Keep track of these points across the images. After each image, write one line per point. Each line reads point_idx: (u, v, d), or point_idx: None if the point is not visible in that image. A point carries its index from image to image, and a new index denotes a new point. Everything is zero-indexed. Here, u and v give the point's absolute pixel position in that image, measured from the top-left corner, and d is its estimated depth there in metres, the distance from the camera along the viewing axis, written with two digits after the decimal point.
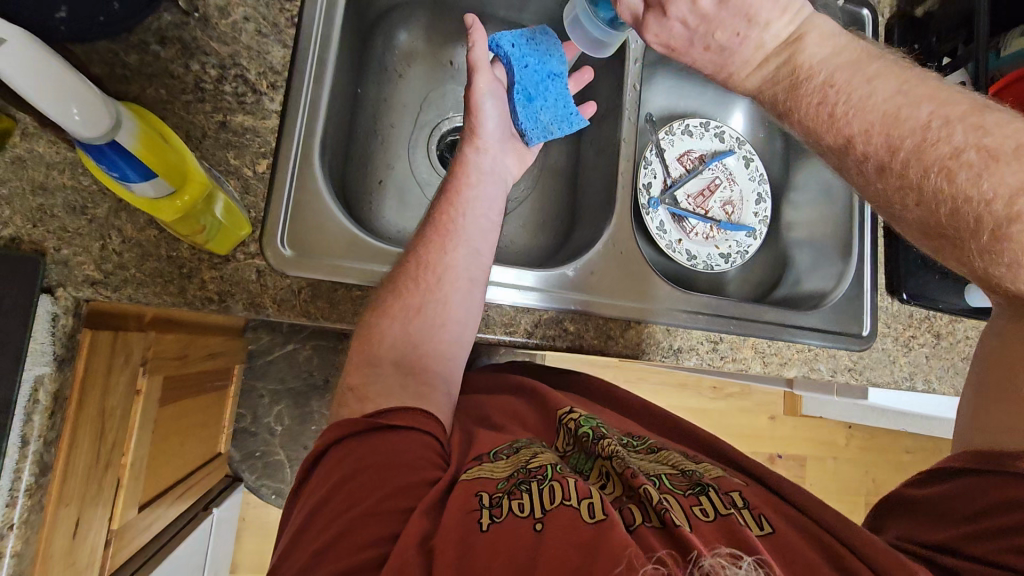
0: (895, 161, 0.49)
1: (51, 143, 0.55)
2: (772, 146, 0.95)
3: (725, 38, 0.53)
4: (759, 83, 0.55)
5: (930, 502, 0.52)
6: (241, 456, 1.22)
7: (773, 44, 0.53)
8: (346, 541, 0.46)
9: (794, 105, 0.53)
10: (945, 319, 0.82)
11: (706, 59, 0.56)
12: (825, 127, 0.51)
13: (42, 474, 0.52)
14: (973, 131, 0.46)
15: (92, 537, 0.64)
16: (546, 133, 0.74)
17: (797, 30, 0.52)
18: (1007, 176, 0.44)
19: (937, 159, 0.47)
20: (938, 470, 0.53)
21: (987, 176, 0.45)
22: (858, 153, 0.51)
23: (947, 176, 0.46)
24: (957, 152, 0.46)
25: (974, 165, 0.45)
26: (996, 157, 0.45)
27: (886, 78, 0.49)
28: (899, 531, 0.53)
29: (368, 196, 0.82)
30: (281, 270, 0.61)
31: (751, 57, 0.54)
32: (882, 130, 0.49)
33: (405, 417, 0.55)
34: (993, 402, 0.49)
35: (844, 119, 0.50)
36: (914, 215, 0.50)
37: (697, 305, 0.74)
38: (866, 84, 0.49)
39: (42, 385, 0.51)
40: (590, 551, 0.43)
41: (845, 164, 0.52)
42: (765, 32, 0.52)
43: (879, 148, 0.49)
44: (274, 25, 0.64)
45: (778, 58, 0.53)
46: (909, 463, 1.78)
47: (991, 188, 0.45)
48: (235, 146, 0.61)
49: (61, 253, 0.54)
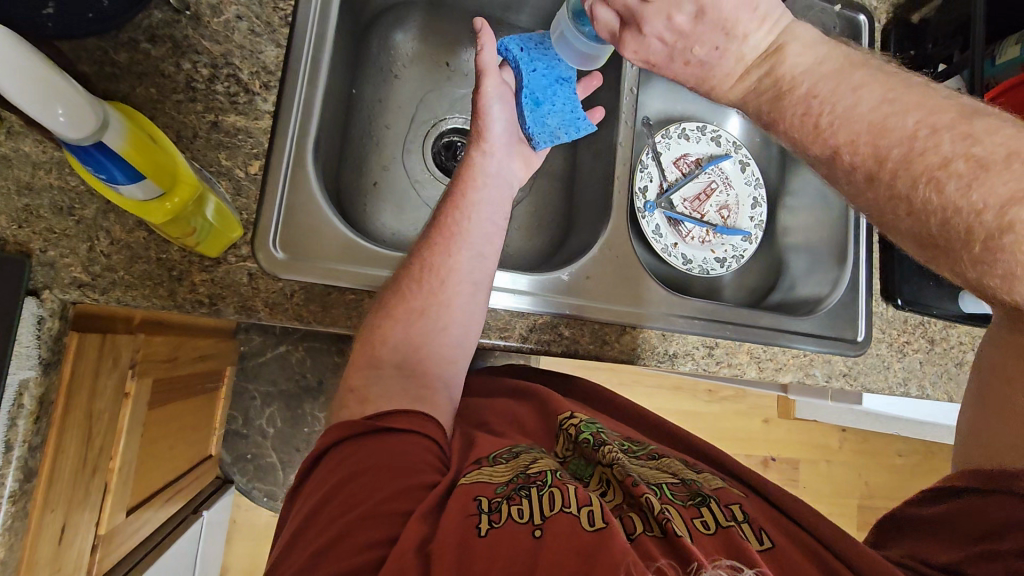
0: (884, 171, 0.48)
1: (38, 142, 0.54)
2: (768, 150, 0.95)
3: (704, 53, 0.53)
4: (743, 92, 0.54)
5: (935, 522, 0.53)
6: (232, 458, 1.21)
7: (753, 55, 0.53)
8: (344, 544, 0.45)
9: (777, 117, 0.53)
10: (939, 325, 0.82)
11: (688, 73, 0.56)
12: (811, 138, 0.51)
13: (26, 480, 0.51)
14: (962, 140, 0.45)
15: (78, 542, 0.63)
16: (554, 138, 0.72)
17: (777, 40, 0.52)
18: (997, 186, 0.43)
19: (926, 170, 0.46)
20: (936, 488, 0.54)
21: (977, 186, 0.44)
22: (846, 165, 0.50)
23: (936, 188, 0.46)
24: (946, 163, 0.45)
25: (963, 175, 0.45)
26: (987, 167, 0.44)
27: (873, 86, 0.49)
28: (905, 550, 0.54)
29: (362, 197, 0.81)
30: (273, 273, 0.60)
31: (733, 70, 0.54)
32: (869, 139, 0.48)
33: (404, 420, 0.54)
34: (995, 420, 0.49)
35: (829, 130, 0.50)
36: (905, 226, 0.49)
37: (693, 310, 0.74)
38: (851, 94, 0.49)
39: (27, 389, 0.50)
40: (590, 559, 0.42)
41: (834, 174, 0.52)
42: (744, 45, 0.52)
43: (866, 160, 0.49)
44: (268, 23, 0.63)
45: (757, 70, 0.53)
46: (902, 466, 1.79)
47: (981, 199, 0.44)
48: (227, 146, 0.60)
49: (48, 255, 0.53)
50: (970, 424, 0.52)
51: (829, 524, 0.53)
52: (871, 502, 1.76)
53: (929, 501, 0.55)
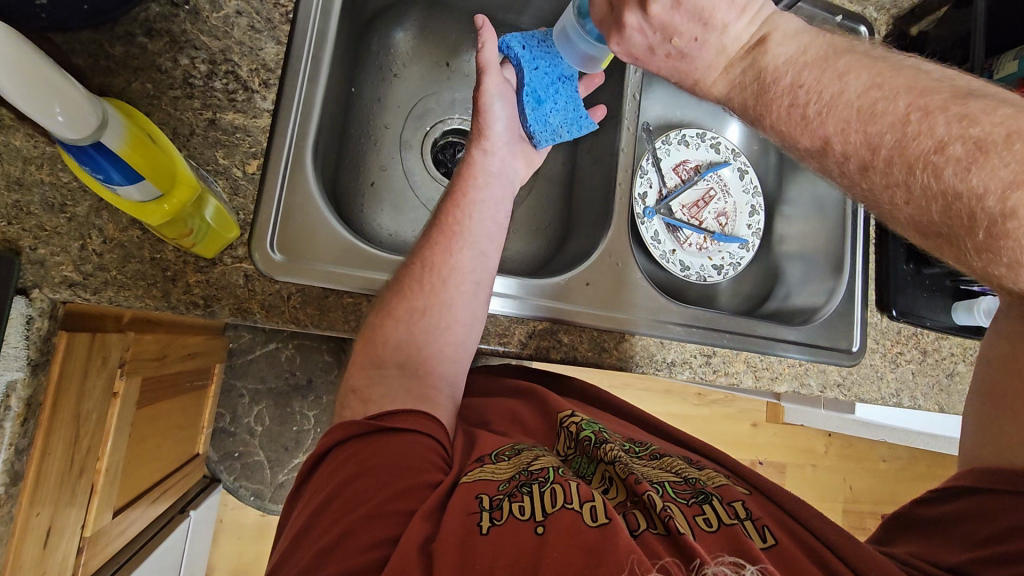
0: (878, 159, 0.46)
1: (28, 136, 0.52)
2: (767, 158, 0.96)
3: (684, 44, 0.51)
4: (727, 88, 0.52)
5: (947, 521, 0.54)
6: (219, 456, 1.19)
7: (735, 47, 0.51)
8: (349, 543, 0.44)
9: (764, 110, 0.50)
10: (932, 335, 0.83)
11: (670, 66, 0.54)
12: (800, 130, 0.49)
13: (13, 484, 0.50)
14: (958, 122, 0.43)
15: (63, 545, 0.62)
16: (556, 136, 0.73)
17: (759, 30, 0.50)
18: (1000, 168, 0.41)
19: (922, 154, 0.44)
20: (947, 488, 0.55)
21: (977, 169, 0.42)
22: (838, 154, 0.48)
23: (934, 173, 0.43)
24: (942, 146, 0.43)
25: (961, 159, 0.42)
26: (985, 149, 0.42)
27: (858, 72, 0.47)
28: (910, 548, 0.55)
29: (359, 197, 0.80)
30: (270, 274, 0.59)
31: (714, 62, 0.52)
32: (859, 127, 0.46)
33: (404, 420, 0.54)
34: (1009, 421, 0.51)
35: (817, 120, 0.48)
36: (905, 214, 0.47)
37: (689, 317, 0.74)
38: (837, 81, 0.47)
39: (14, 390, 0.49)
40: (596, 554, 0.42)
41: (826, 166, 0.50)
42: (724, 35, 0.50)
43: (859, 148, 0.46)
44: (268, 20, 0.62)
45: (740, 63, 0.51)
46: (886, 470, 1.82)
47: (982, 183, 0.41)
48: (224, 145, 0.59)
49: (38, 253, 0.52)
50: (981, 427, 0.54)
51: (829, 526, 0.53)
52: (857, 506, 1.78)
53: (940, 500, 0.55)
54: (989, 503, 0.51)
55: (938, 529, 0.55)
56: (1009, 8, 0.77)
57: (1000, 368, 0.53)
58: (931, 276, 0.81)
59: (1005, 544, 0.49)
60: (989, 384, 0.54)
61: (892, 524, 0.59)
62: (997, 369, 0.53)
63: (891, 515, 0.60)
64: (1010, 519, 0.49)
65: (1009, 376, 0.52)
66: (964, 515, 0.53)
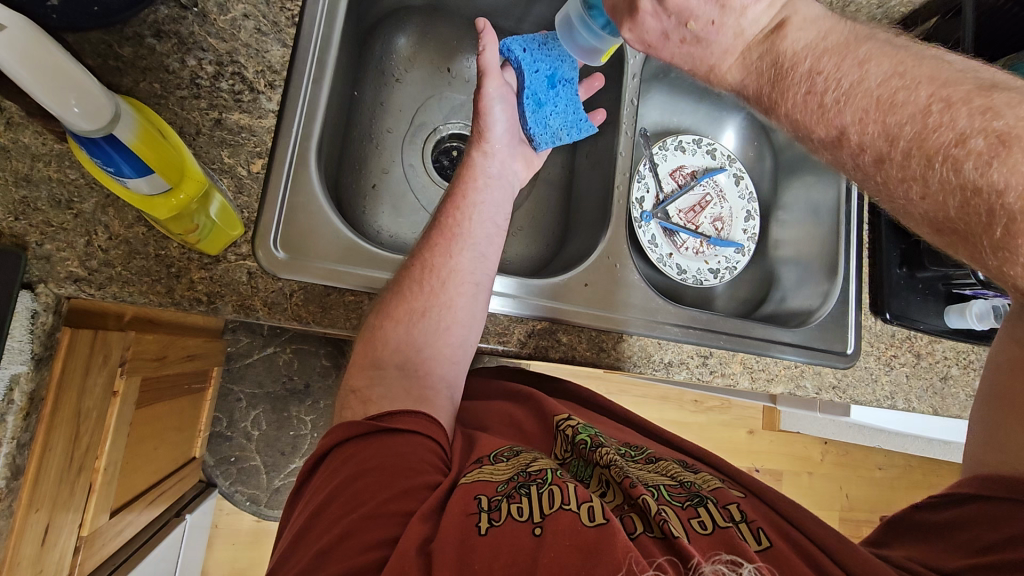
0: (895, 151, 0.46)
1: (36, 134, 0.53)
2: (762, 162, 0.98)
3: (701, 29, 0.51)
4: (740, 76, 0.53)
5: (946, 527, 0.55)
6: (215, 461, 1.19)
7: (754, 31, 0.51)
8: (349, 543, 0.45)
9: (779, 99, 0.51)
10: (926, 339, 0.84)
11: (684, 52, 0.54)
12: (815, 120, 0.49)
13: (13, 478, 0.50)
14: (981, 114, 0.42)
15: (60, 543, 0.61)
16: (556, 138, 0.75)
17: (779, 15, 0.50)
18: (1021, 163, 0.40)
19: (941, 147, 0.44)
20: (948, 496, 0.56)
21: (998, 164, 0.41)
22: (854, 145, 0.48)
23: (954, 166, 0.43)
24: (963, 139, 0.43)
25: (982, 153, 0.42)
26: (1008, 143, 0.41)
27: (879, 60, 0.47)
28: (908, 552, 0.55)
29: (362, 201, 0.81)
30: (274, 273, 0.60)
31: (732, 46, 0.52)
32: (877, 117, 0.46)
33: (407, 420, 0.54)
34: (1015, 429, 0.52)
35: (835, 109, 0.48)
36: (919, 210, 0.46)
37: (685, 319, 0.75)
38: (857, 68, 0.47)
39: (17, 384, 0.49)
40: (595, 553, 0.43)
41: (840, 158, 0.50)
42: (743, 19, 0.50)
43: (875, 139, 0.47)
44: (274, 23, 0.63)
45: (758, 48, 0.51)
46: (881, 479, 1.83)
47: (1003, 177, 0.41)
48: (229, 144, 0.60)
49: (43, 249, 0.52)
50: (993, 433, 0.54)
51: (830, 531, 0.53)
52: (853, 514, 1.79)
53: (943, 506, 0.56)
54: (989, 509, 0.52)
55: (937, 534, 0.55)
56: (1006, 18, 0.78)
57: (1012, 374, 0.53)
58: (923, 280, 0.82)
59: (1005, 551, 0.49)
60: (998, 388, 0.54)
61: (892, 526, 0.59)
62: (1007, 371, 0.54)
63: (889, 520, 0.60)
64: (1007, 526, 0.50)
65: (1018, 374, 0.53)
66: (965, 521, 0.53)
